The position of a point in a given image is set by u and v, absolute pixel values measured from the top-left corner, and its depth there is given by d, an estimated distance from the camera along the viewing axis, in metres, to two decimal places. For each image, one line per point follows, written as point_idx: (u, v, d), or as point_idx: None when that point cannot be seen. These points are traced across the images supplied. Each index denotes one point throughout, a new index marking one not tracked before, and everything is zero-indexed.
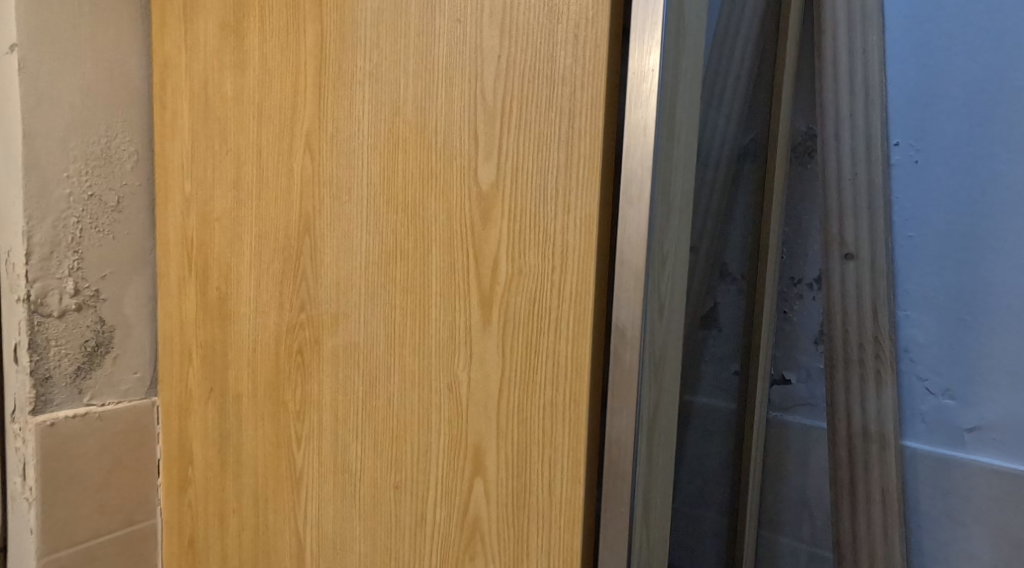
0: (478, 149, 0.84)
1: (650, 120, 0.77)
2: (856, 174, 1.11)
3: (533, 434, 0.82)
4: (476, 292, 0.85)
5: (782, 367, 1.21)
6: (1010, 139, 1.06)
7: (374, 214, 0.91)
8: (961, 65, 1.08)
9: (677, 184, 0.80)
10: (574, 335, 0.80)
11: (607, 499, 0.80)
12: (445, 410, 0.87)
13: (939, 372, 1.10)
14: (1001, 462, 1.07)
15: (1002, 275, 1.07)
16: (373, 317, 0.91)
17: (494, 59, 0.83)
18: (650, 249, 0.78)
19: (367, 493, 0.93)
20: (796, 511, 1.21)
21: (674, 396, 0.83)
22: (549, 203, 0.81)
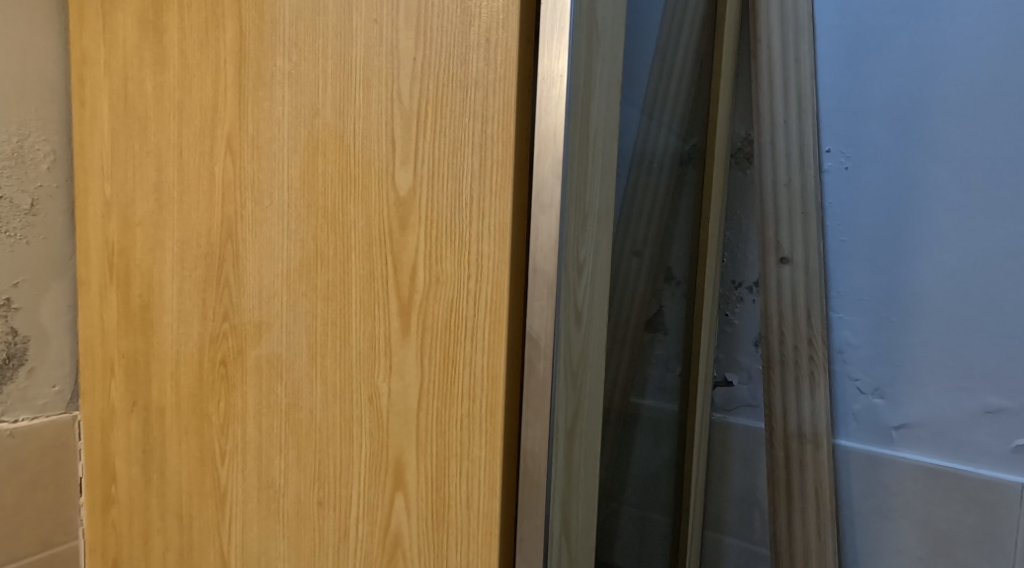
0: (395, 153, 0.82)
1: (561, 125, 0.76)
2: (791, 180, 1.11)
3: (452, 446, 0.80)
4: (394, 301, 0.82)
5: (725, 368, 1.20)
6: (935, 144, 1.06)
7: (295, 220, 0.87)
8: (887, 73, 1.09)
9: (594, 190, 0.80)
10: (489, 345, 0.78)
11: (522, 510, 0.79)
12: (366, 422, 0.84)
13: (869, 372, 1.11)
14: (926, 458, 1.08)
15: (929, 279, 1.08)
16: (294, 327, 0.88)
17: (409, 60, 0.81)
18: (563, 255, 0.77)
19: (290, 509, 0.89)
20: (740, 512, 1.20)
21: (595, 401, 0.83)
22: (464, 210, 0.79)
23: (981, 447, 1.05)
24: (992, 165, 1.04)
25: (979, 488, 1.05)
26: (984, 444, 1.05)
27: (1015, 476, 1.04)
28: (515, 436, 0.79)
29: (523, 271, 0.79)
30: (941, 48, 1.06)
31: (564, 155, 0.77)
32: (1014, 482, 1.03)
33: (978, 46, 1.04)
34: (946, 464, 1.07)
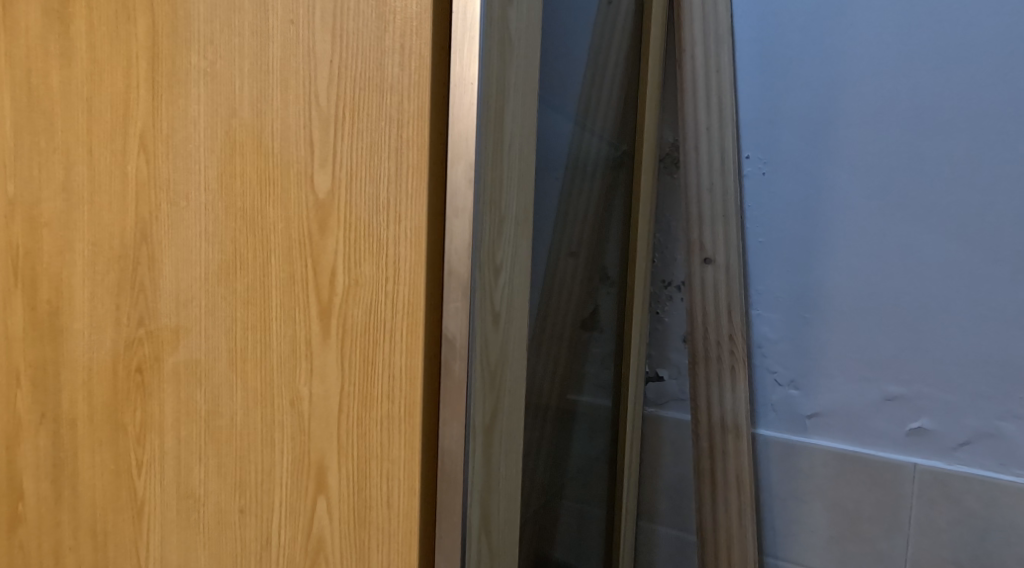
0: (313, 155, 0.80)
1: (474, 132, 0.76)
2: (712, 185, 1.12)
3: (373, 449, 0.79)
4: (315, 305, 0.81)
5: (656, 364, 1.22)
6: (847, 149, 1.09)
7: (213, 222, 0.85)
8: (802, 81, 1.12)
9: (511, 195, 0.80)
10: (407, 348, 0.77)
11: (441, 511, 0.78)
12: (288, 428, 0.82)
13: (787, 364, 1.13)
14: (835, 444, 1.11)
15: (841, 279, 1.10)
16: (213, 332, 0.85)
17: (326, 63, 0.79)
18: (476, 258, 0.77)
19: (211, 519, 0.87)
20: (671, 504, 1.22)
21: (514, 400, 0.82)
22: (381, 213, 0.78)
23: (883, 432, 1.08)
24: (898, 168, 1.07)
25: (880, 469, 1.08)
26: (886, 431, 1.08)
27: (911, 457, 1.07)
28: (432, 436, 0.78)
29: (438, 275, 0.78)
30: (848, 57, 1.09)
31: (477, 159, 0.76)
32: (910, 463, 1.07)
33: (881, 54, 1.08)
34: (853, 449, 1.10)
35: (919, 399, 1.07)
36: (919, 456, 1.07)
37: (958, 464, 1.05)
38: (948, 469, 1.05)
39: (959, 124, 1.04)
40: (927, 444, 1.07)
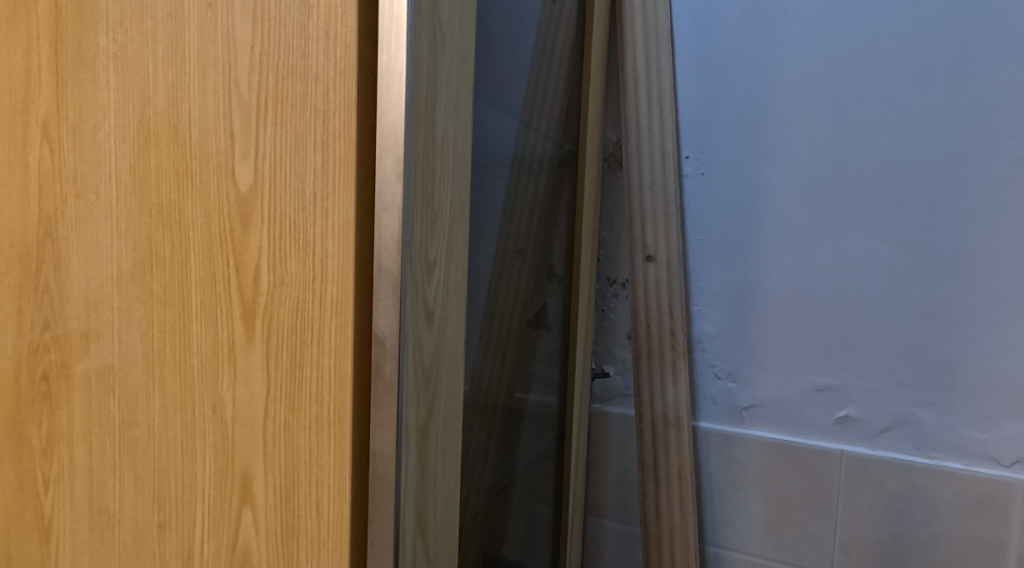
0: (234, 147, 0.76)
1: (403, 123, 0.72)
2: (655, 183, 1.10)
3: (301, 455, 0.76)
4: (237, 305, 0.77)
5: (602, 361, 1.20)
6: (784, 147, 1.09)
7: (126, 218, 0.81)
8: (739, 80, 1.11)
9: (445, 190, 0.77)
10: (336, 348, 0.74)
11: (371, 516, 0.75)
12: (210, 436, 0.78)
13: (725, 358, 1.12)
14: (769, 433, 1.11)
15: (779, 277, 1.10)
16: (127, 335, 0.81)
17: (247, 49, 0.76)
18: (407, 254, 0.73)
19: (128, 537, 0.82)
20: (618, 497, 1.20)
21: (450, 402, 0.79)
22: (307, 208, 0.75)
23: (812, 421, 1.09)
24: (834, 165, 1.07)
25: (810, 456, 1.09)
26: (815, 420, 1.09)
27: (837, 444, 1.08)
28: (364, 439, 0.75)
29: (369, 272, 0.75)
30: (784, 55, 1.09)
31: (406, 152, 0.73)
32: (837, 449, 1.07)
33: (817, 52, 1.07)
34: (786, 438, 1.10)
35: (845, 388, 1.07)
36: (845, 443, 1.07)
37: (879, 449, 1.06)
38: (871, 454, 1.06)
39: (895, 123, 1.04)
40: (852, 431, 1.07)
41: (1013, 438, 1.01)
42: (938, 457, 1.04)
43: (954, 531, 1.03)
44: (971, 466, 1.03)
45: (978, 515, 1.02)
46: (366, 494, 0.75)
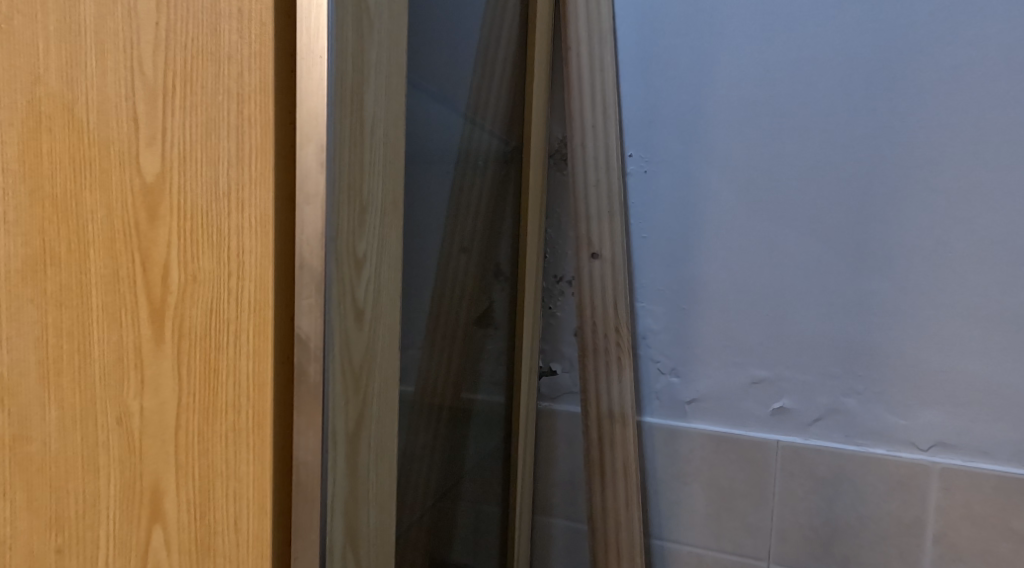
0: (138, 133, 0.72)
1: (325, 108, 0.68)
2: (598, 182, 1.11)
3: (217, 467, 0.72)
4: (144, 304, 0.72)
5: (549, 358, 1.19)
6: (723, 145, 1.11)
7: (17, 209, 0.75)
8: (676, 81, 1.12)
9: (375, 181, 0.72)
10: (255, 351, 0.70)
11: (296, 529, 0.70)
12: (115, 451, 0.73)
13: (669, 353, 1.14)
14: (710, 426, 1.13)
15: (719, 273, 1.12)
16: (19, 341, 0.75)
17: (151, 26, 0.71)
18: (332, 249, 0.69)
19: (23, 563, 0.77)
20: (567, 495, 1.20)
21: (383, 406, 0.74)
22: (222, 199, 0.71)
23: (750, 413, 1.11)
24: (771, 163, 1.09)
25: (749, 447, 1.11)
26: (752, 411, 1.11)
27: (773, 434, 1.10)
28: (286, 447, 0.71)
29: (290, 268, 0.70)
30: (718, 57, 1.11)
31: (329, 139, 0.68)
32: (773, 441, 1.10)
33: (752, 53, 1.09)
34: (727, 431, 1.12)
35: (780, 380, 1.10)
36: (781, 434, 1.10)
37: (812, 438, 1.09)
38: (804, 443, 1.09)
39: (828, 121, 1.07)
40: (787, 422, 1.10)
41: (933, 424, 1.04)
42: (865, 444, 1.07)
43: (880, 513, 1.07)
44: (894, 452, 1.06)
45: (901, 497, 1.06)
46: (289, 505, 0.71)
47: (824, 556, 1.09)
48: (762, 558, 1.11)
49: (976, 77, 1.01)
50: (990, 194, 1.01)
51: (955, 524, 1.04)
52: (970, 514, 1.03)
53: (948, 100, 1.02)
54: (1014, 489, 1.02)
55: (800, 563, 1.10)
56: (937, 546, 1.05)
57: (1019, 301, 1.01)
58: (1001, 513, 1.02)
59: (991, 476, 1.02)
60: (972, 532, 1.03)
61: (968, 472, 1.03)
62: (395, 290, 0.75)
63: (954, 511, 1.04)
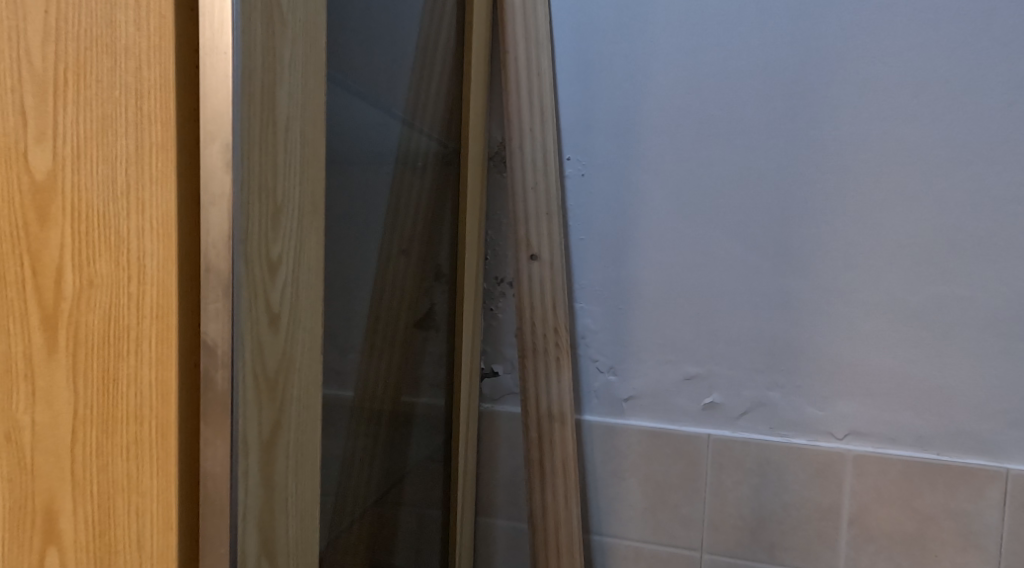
0: (26, 128, 0.68)
1: (229, 106, 0.66)
2: (536, 185, 1.10)
3: (117, 481, 0.69)
4: (36, 311, 0.69)
5: (491, 360, 1.18)
6: (658, 147, 1.11)
7: None
8: (611, 86, 1.12)
9: (291, 183, 0.70)
10: (158, 358, 0.67)
11: (203, 543, 0.67)
12: (4, 468, 0.70)
13: (606, 352, 1.14)
14: (647, 423, 1.13)
15: (653, 273, 1.12)
16: None
17: (40, 15, 0.68)
18: (241, 251, 0.66)
19: None
20: (509, 495, 1.18)
21: (300, 412, 0.72)
22: (119, 200, 0.68)
23: (682, 409, 1.12)
24: (704, 165, 1.10)
25: (682, 441, 1.11)
26: (685, 407, 1.11)
27: (705, 428, 1.11)
28: (192, 457, 0.68)
29: (194, 272, 0.68)
30: (651, 60, 1.11)
31: (235, 138, 0.66)
32: (704, 434, 1.11)
33: (682, 56, 1.10)
34: (662, 426, 1.12)
35: (710, 375, 1.10)
36: (711, 427, 1.11)
37: (740, 431, 1.10)
38: (733, 436, 1.10)
39: (754, 122, 1.08)
40: (716, 416, 1.11)
41: (847, 413, 1.06)
42: (787, 434, 1.08)
43: (801, 499, 1.08)
44: (812, 441, 1.08)
45: (819, 483, 1.07)
46: (196, 519, 0.68)
47: (751, 543, 1.10)
48: (696, 548, 1.12)
49: (889, 78, 1.04)
50: (897, 191, 1.04)
51: (868, 507, 1.06)
52: (881, 498, 1.06)
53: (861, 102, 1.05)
54: (920, 473, 1.04)
55: (730, 552, 1.11)
56: (853, 529, 1.07)
57: (926, 294, 1.04)
58: (909, 496, 1.05)
59: (899, 460, 1.05)
60: (884, 515, 1.06)
61: (878, 458, 1.05)
62: (316, 293, 0.74)
63: (867, 495, 1.06)
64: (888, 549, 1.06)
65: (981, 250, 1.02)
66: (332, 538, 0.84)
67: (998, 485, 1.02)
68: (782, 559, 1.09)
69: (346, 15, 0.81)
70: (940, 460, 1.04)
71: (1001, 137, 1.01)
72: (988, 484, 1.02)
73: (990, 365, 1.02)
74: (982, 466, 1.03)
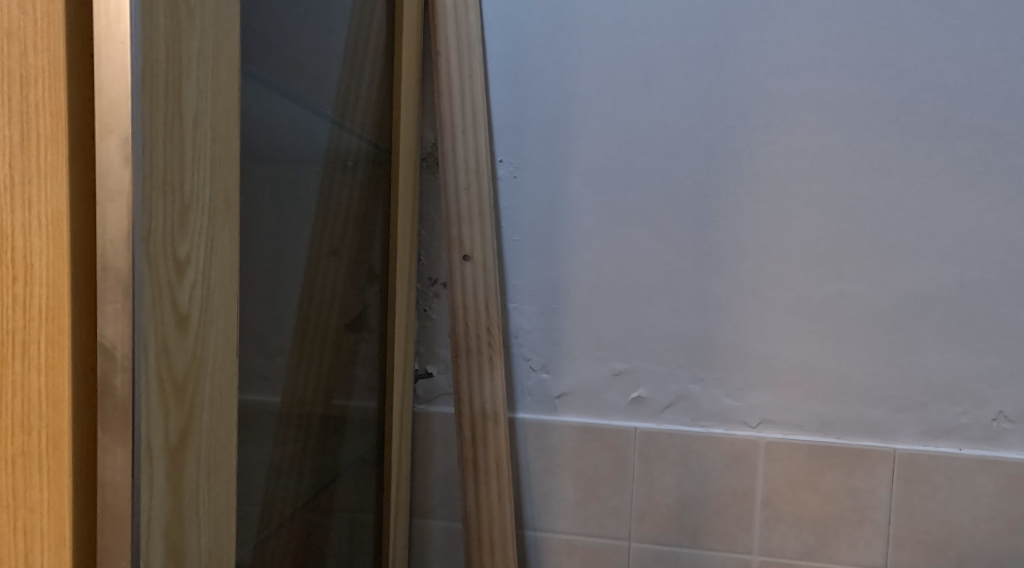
0: None
1: (128, 99, 0.63)
2: (469, 186, 1.07)
3: (3, 494, 0.65)
4: None
5: (425, 361, 1.16)
6: (588, 147, 1.10)
7: None
8: (543, 87, 1.11)
9: (199, 180, 0.68)
10: (49, 364, 0.64)
11: (101, 556, 0.64)
12: None
13: (539, 350, 1.12)
14: (579, 418, 1.12)
15: (584, 273, 1.11)
16: None
17: None
18: (142, 249, 0.64)
19: None
20: (444, 494, 1.16)
21: (213, 417, 0.70)
22: (3, 195, 0.64)
23: (612, 404, 1.11)
24: (634, 164, 1.09)
25: (610, 435, 1.11)
26: (614, 402, 1.11)
27: (632, 422, 1.11)
28: (88, 467, 0.65)
29: (89, 273, 0.64)
30: (580, 60, 1.10)
31: (134, 130, 0.63)
32: (631, 427, 1.10)
33: (612, 56, 1.09)
34: (593, 421, 1.11)
35: (637, 371, 1.10)
36: (639, 420, 1.11)
37: (665, 423, 1.10)
38: (658, 428, 1.10)
39: (680, 120, 1.08)
40: (642, 410, 1.10)
41: (761, 403, 1.08)
42: (708, 425, 1.09)
43: (718, 486, 1.09)
44: (730, 430, 1.09)
45: (734, 469, 1.09)
46: (93, 532, 0.65)
47: (675, 529, 1.10)
48: (624, 538, 1.12)
49: (802, 73, 1.05)
50: (812, 184, 1.06)
51: (779, 490, 1.08)
52: (790, 481, 1.08)
53: (774, 99, 1.06)
54: (823, 455, 1.07)
55: (657, 540, 1.11)
56: (766, 511, 1.08)
57: (831, 286, 1.06)
58: (813, 477, 1.07)
59: (805, 445, 1.07)
60: (792, 496, 1.08)
61: (787, 443, 1.07)
62: (230, 295, 0.71)
63: (778, 479, 1.08)
64: (796, 529, 1.08)
65: (887, 240, 1.05)
66: (259, 544, 0.83)
67: (887, 463, 1.06)
68: (703, 546, 1.10)
69: (258, 7, 0.78)
70: (840, 443, 1.07)
71: (897, 133, 1.04)
72: (879, 463, 1.06)
73: (893, 352, 1.05)
74: (874, 447, 1.06)
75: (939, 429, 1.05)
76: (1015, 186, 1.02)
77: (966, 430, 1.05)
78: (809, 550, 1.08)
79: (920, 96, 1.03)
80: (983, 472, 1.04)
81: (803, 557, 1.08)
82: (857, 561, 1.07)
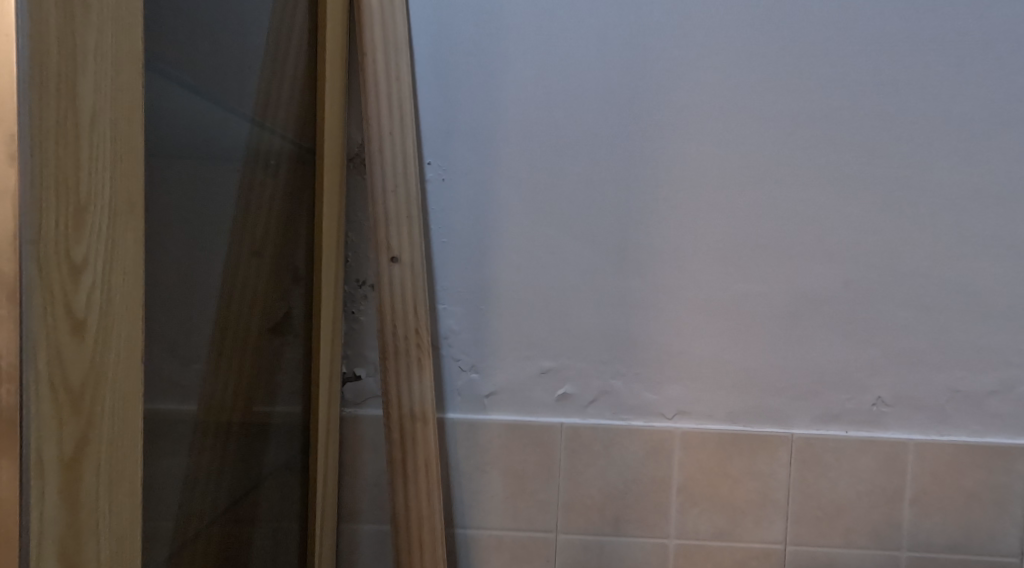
0: None
1: (14, 96, 0.60)
2: (396, 187, 1.05)
3: None
4: None
5: (353, 364, 1.13)
6: (516, 147, 1.09)
7: None
8: (472, 88, 1.08)
9: (98, 180, 0.65)
10: None
11: None
12: None
13: (469, 351, 1.11)
14: (508, 416, 1.11)
15: (513, 273, 1.10)
16: None
17: None
18: (29, 252, 0.61)
19: None
20: (374, 497, 1.14)
21: (116, 426, 0.67)
22: None
23: (540, 402, 1.11)
24: (561, 163, 1.08)
25: (536, 431, 1.10)
26: (541, 400, 1.10)
27: (558, 418, 1.10)
28: None
29: None
30: (507, 59, 1.08)
31: (21, 128, 0.61)
32: (557, 422, 1.10)
33: (539, 55, 1.08)
34: (521, 418, 1.11)
35: (563, 368, 1.10)
36: (564, 416, 1.10)
37: (589, 418, 1.10)
38: (583, 422, 1.10)
39: (606, 118, 1.08)
40: (569, 406, 1.10)
41: (676, 395, 1.09)
42: (629, 419, 1.10)
43: (638, 475, 1.10)
44: (649, 423, 1.09)
45: (653, 459, 1.09)
46: None
47: (599, 519, 1.11)
48: (551, 530, 1.11)
49: (717, 71, 1.06)
50: (727, 179, 1.07)
51: (693, 477, 1.09)
52: (702, 468, 1.09)
53: (692, 96, 1.07)
54: (732, 442, 1.09)
55: (582, 532, 1.11)
56: (680, 497, 1.10)
57: (740, 279, 1.08)
58: (722, 463, 1.09)
59: (715, 433, 1.09)
60: (705, 482, 1.09)
61: (700, 433, 1.09)
62: (136, 299, 0.68)
63: (691, 467, 1.09)
64: (708, 512, 1.10)
65: (790, 230, 1.07)
66: (173, 555, 0.80)
67: (785, 448, 1.09)
68: (626, 535, 1.10)
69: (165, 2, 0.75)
70: (746, 430, 1.09)
71: (804, 130, 1.06)
72: (779, 447, 1.09)
73: (797, 341, 1.08)
74: (773, 433, 1.08)
75: (830, 414, 1.08)
76: (903, 178, 1.06)
77: (853, 414, 1.08)
78: (720, 532, 1.10)
79: (824, 92, 1.06)
80: (866, 452, 1.08)
81: (714, 539, 1.10)
82: (762, 540, 1.10)
